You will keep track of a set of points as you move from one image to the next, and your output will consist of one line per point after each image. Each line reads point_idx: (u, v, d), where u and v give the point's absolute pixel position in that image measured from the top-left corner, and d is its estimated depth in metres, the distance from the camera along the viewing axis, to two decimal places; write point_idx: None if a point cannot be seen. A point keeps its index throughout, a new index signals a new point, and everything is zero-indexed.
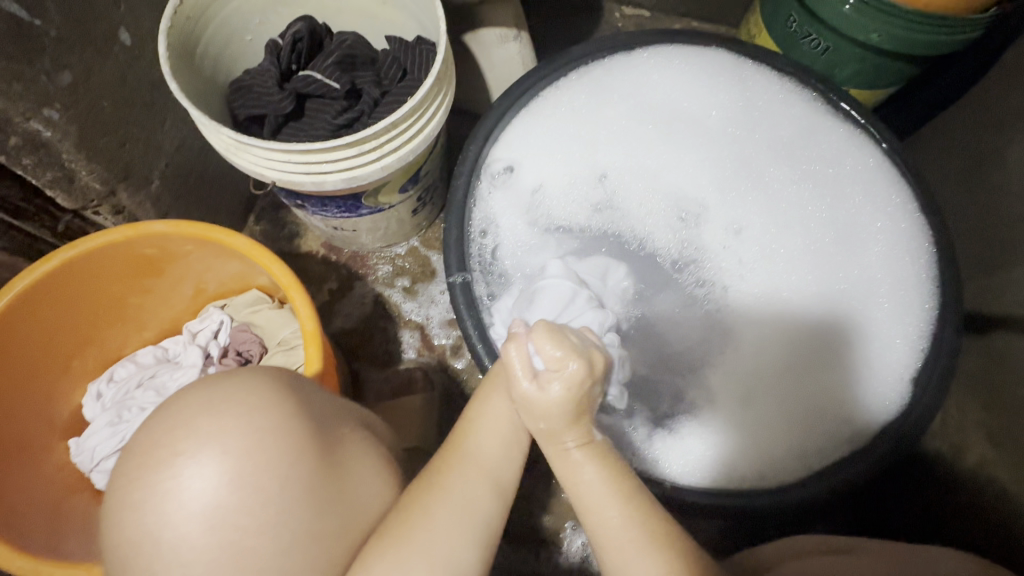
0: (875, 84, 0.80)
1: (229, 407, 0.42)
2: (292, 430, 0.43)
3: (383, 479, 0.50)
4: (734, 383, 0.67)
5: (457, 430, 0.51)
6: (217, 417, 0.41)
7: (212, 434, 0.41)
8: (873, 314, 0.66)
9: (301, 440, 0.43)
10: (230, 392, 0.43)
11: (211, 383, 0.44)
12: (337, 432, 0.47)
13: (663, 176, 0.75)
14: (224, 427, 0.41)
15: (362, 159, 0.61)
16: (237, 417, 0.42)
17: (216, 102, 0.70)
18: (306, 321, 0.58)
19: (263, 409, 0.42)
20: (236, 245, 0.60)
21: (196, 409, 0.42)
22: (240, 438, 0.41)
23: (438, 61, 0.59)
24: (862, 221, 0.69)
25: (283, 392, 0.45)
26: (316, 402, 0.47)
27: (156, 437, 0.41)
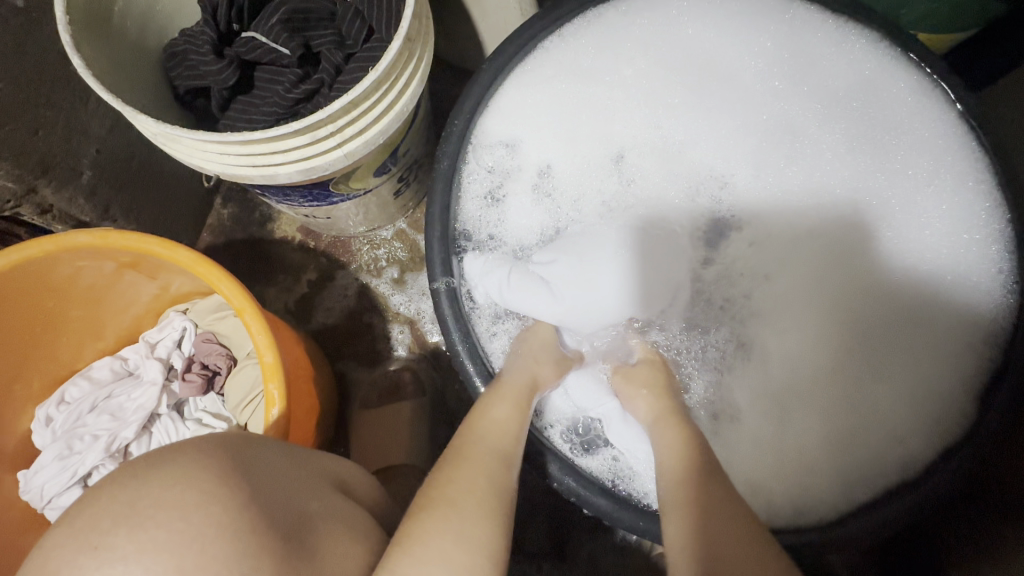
0: (951, 28, 0.65)
1: (155, 509, 0.33)
2: (241, 524, 0.34)
3: (365, 536, 0.42)
4: (771, 397, 0.57)
5: (474, 414, 0.52)
6: (136, 529, 0.32)
7: (146, 545, 0.32)
8: (938, 315, 0.55)
9: (257, 533, 0.34)
10: (167, 481, 0.34)
11: (136, 469, 0.36)
12: (305, 504, 0.39)
13: (686, 154, 0.62)
14: (152, 536, 0.32)
15: (319, 147, 0.49)
16: (167, 524, 0.33)
17: (150, 71, 0.58)
18: (266, 352, 0.50)
19: (208, 499, 0.34)
20: (178, 258, 0.51)
21: (123, 509, 0.33)
22: (178, 545, 0.32)
23: (405, 17, 0.46)
24: (935, 199, 0.57)
25: (229, 472, 0.36)
26: (273, 469, 0.40)
27: (71, 552, 0.32)
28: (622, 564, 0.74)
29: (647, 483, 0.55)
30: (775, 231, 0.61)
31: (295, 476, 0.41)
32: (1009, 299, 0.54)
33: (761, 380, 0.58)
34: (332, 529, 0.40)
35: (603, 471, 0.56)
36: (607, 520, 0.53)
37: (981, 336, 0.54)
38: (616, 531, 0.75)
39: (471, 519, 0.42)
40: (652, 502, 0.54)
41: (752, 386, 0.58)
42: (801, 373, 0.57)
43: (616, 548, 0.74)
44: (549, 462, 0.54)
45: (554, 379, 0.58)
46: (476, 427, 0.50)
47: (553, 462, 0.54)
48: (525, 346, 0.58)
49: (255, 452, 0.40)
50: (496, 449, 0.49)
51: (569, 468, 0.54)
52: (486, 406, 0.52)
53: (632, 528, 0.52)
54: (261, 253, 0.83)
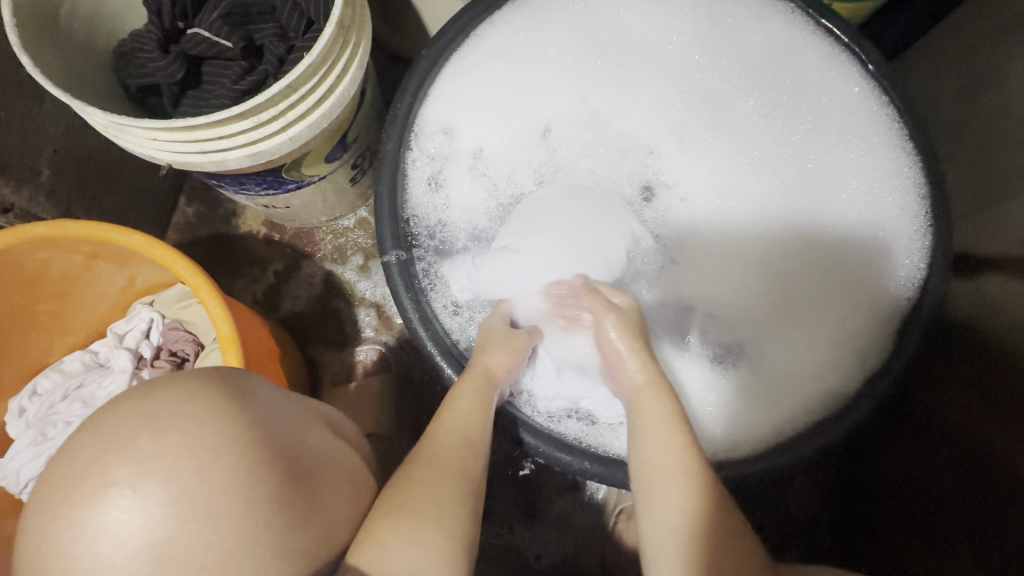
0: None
1: (173, 418, 0.36)
2: (251, 437, 0.37)
3: (353, 476, 0.46)
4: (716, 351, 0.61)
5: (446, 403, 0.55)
6: (158, 435, 0.35)
7: (164, 448, 0.35)
8: (858, 259, 0.59)
9: (264, 447, 0.38)
10: (179, 397, 0.37)
11: (149, 388, 0.38)
12: None
13: (613, 124, 0.66)
14: (172, 442, 0.35)
15: (262, 132, 0.53)
16: (184, 431, 0.35)
17: (101, 72, 0.60)
18: (223, 325, 0.53)
19: (222, 414, 0.37)
20: (134, 244, 0.54)
21: (140, 418, 0.35)
22: (195, 450, 0.35)
23: (335, 4, 0.50)
24: (842, 153, 0.62)
25: (236, 396, 0.39)
26: (275, 403, 0.42)
27: (83, 460, 0.35)
28: (588, 522, 0.78)
29: (623, 440, 0.58)
30: (697, 189, 0.65)
31: (295, 409, 0.44)
32: (909, 237, 0.58)
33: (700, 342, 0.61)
34: (325, 461, 0.43)
35: (584, 435, 0.58)
36: (565, 469, 0.56)
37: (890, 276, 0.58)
38: (582, 491, 0.79)
39: (447, 507, 0.47)
40: None
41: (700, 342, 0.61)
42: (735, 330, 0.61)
43: (583, 507, 0.78)
44: (523, 432, 0.57)
45: (519, 372, 0.58)
46: (443, 420, 0.54)
47: (529, 434, 0.57)
48: (488, 329, 0.59)
49: (257, 384, 0.43)
50: (467, 440, 0.53)
51: (545, 434, 0.56)
52: (455, 399, 0.54)
53: (591, 475, 0.55)
54: (227, 247, 0.86)
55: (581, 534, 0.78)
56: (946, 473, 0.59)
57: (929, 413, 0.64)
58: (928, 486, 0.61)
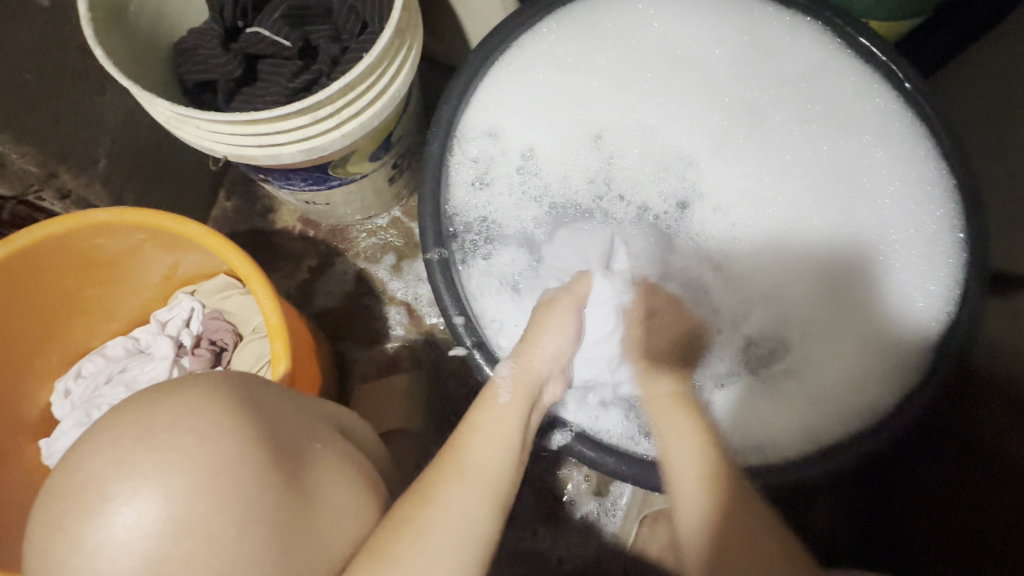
0: (898, 16, 0.72)
1: (174, 435, 0.37)
2: (248, 453, 0.38)
3: (358, 486, 0.47)
4: (760, 360, 0.61)
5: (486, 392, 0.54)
6: (154, 450, 0.36)
7: (164, 464, 0.36)
8: (897, 266, 0.60)
9: (262, 462, 0.39)
10: (180, 410, 0.38)
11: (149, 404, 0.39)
12: (302, 449, 0.43)
13: (657, 135, 0.68)
14: (171, 458, 0.36)
15: (318, 128, 0.54)
16: (181, 448, 0.36)
17: (161, 66, 0.62)
18: (272, 314, 0.55)
19: (219, 429, 0.38)
20: (187, 233, 0.55)
21: (140, 433, 0.37)
22: (193, 466, 0.36)
23: (396, 9, 0.52)
24: (879, 159, 0.62)
25: (237, 406, 0.40)
26: (275, 411, 0.43)
27: (90, 470, 0.36)
28: (611, 529, 0.78)
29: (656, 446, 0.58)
30: (741, 211, 0.65)
31: (296, 418, 0.45)
32: (947, 256, 0.58)
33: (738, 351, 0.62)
34: (324, 470, 0.44)
35: (620, 437, 0.58)
36: (594, 467, 0.56)
37: (929, 298, 0.58)
38: (605, 496, 0.79)
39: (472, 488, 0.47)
40: None
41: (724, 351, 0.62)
42: (781, 337, 0.62)
43: (606, 513, 0.78)
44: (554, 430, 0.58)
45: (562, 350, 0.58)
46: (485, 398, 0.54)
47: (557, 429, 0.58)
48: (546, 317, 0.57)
49: (262, 392, 0.44)
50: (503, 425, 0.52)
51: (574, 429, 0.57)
52: (498, 386, 0.54)
53: (617, 474, 0.55)
54: (263, 242, 0.87)
55: (603, 540, 0.78)
56: (976, 487, 0.59)
57: (953, 434, 0.64)
58: (951, 504, 0.61)
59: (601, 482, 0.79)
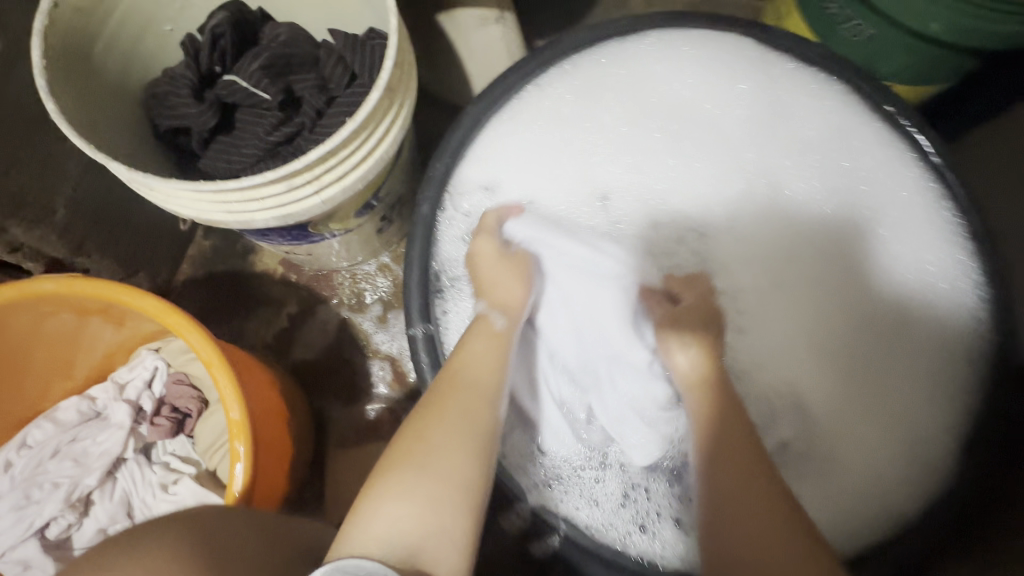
0: (925, 81, 0.68)
1: None
2: None
3: None
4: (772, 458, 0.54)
5: (477, 325, 0.52)
6: None
7: None
8: (922, 358, 0.54)
9: None
10: None
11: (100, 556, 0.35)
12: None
13: (667, 200, 0.60)
14: None
15: (295, 195, 0.49)
16: None
17: (129, 111, 0.57)
18: (234, 407, 0.49)
19: None
20: (144, 307, 0.49)
21: None
22: None
23: (384, 69, 0.46)
24: (905, 238, 0.57)
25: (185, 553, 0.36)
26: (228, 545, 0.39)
27: None
28: None
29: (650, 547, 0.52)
30: (755, 300, 0.58)
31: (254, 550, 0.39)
32: (972, 349, 0.54)
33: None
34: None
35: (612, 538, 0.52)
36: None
37: (953, 397, 0.53)
38: None
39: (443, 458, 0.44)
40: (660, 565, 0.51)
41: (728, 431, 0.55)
42: (801, 432, 0.54)
43: None
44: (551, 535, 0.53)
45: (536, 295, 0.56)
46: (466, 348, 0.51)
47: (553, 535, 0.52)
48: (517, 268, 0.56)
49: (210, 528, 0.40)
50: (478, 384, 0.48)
51: (566, 533, 0.52)
52: (488, 316, 0.53)
53: None
54: (241, 285, 0.82)
55: None
56: None
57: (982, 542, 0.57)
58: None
59: None
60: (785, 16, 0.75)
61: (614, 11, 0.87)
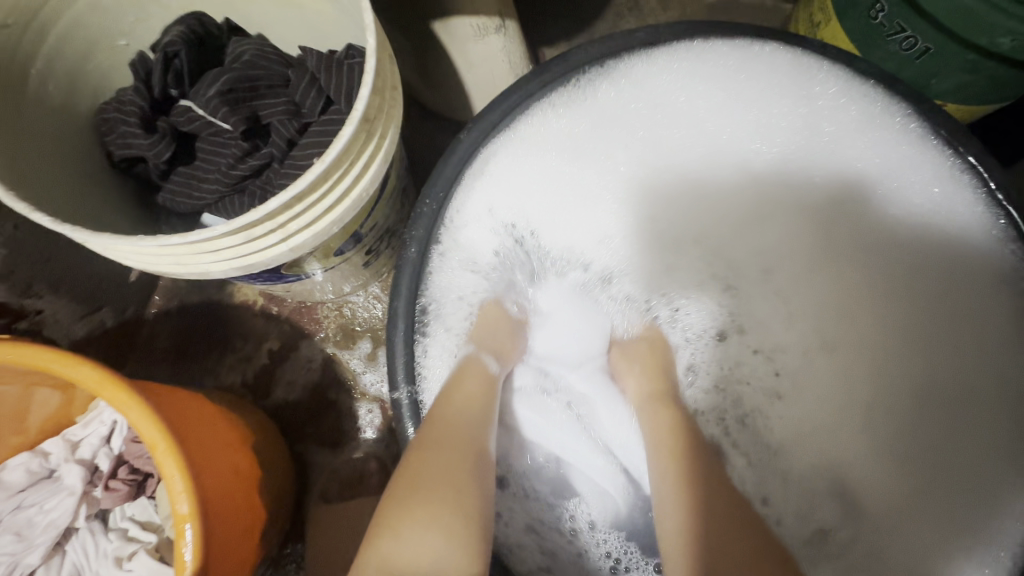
0: (984, 100, 0.60)
1: None
2: None
3: None
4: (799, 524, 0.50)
5: (469, 365, 0.51)
6: None
7: None
8: (977, 424, 0.47)
9: None
10: None
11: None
12: None
13: (685, 240, 0.57)
14: None
15: (256, 244, 0.42)
16: None
17: (74, 138, 0.50)
18: (183, 495, 0.43)
19: None
20: (79, 377, 0.43)
21: None
22: None
23: (358, 100, 0.39)
24: (954, 288, 0.50)
25: None
26: None
27: None
28: None
29: None
30: (789, 360, 0.54)
31: None
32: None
33: (796, 529, 0.50)
34: None
35: None
36: None
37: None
38: None
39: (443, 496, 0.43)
40: None
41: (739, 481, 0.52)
42: (828, 495, 0.50)
43: None
44: None
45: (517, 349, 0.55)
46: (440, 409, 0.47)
47: None
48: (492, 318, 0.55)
49: None
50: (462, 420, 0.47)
51: None
52: (480, 358, 0.52)
53: None
54: (217, 318, 0.75)
55: None
56: None
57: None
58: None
59: None
60: (820, 25, 0.66)
61: (626, 18, 0.79)
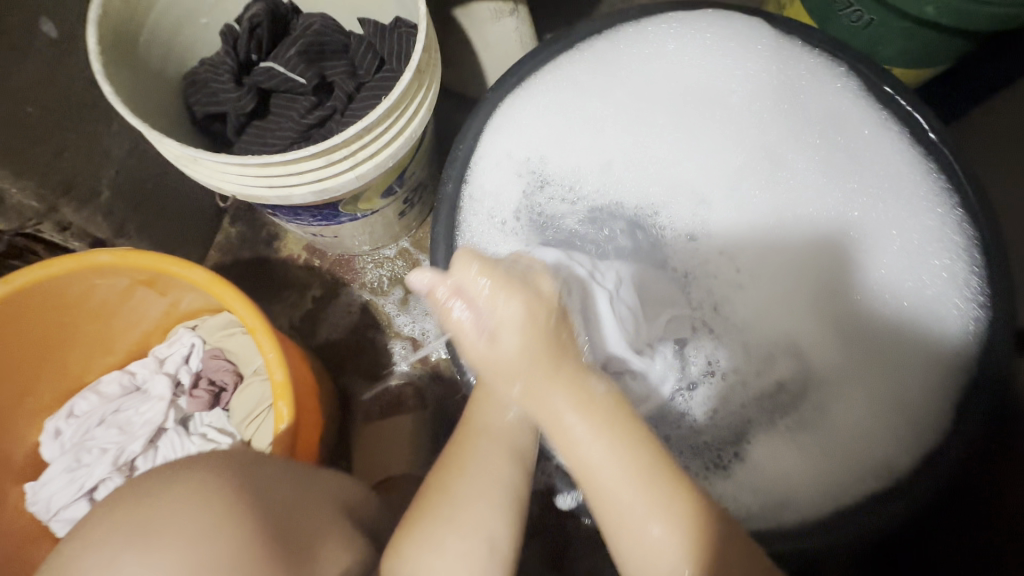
0: (924, 63, 0.71)
1: (174, 526, 0.34)
2: (247, 532, 0.36)
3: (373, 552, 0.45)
4: (761, 402, 0.59)
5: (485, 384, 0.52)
6: (150, 536, 0.34)
7: (158, 556, 0.33)
8: (909, 317, 0.57)
9: (267, 549, 0.36)
10: (180, 495, 0.36)
11: (153, 482, 0.36)
12: (311, 529, 0.40)
13: (669, 170, 0.65)
14: (168, 552, 0.34)
15: (332, 170, 0.52)
16: (180, 534, 0.34)
17: (171, 98, 0.61)
18: (277, 370, 0.53)
19: (223, 515, 0.35)
20: (194, 278, 0.54)
21: (136, 518, 0.34)
22: (194, 553, 0.34)
23: (417, 51, 0.50)
24: (889, 208, 0.59)
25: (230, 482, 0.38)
26: (275, 489, 0.41)
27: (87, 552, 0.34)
28: None
29: None
30: (748, 261, 0.62)
31: (302, 495, 0.42)
32: (964, 307, 0.55)
33: (767, 397, 0.58)
34: (335, 547, 0.41)
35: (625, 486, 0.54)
36: None
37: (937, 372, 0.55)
38: None
39: (467, 527, 0.42)
40: None
41: (699, 368, 0.60)
42: (784, 380, 0.59)
43: None
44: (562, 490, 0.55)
45: None
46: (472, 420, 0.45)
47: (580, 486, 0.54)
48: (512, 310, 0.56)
49: (259, 471, 0.41)
50: (491, 435, 0.45)
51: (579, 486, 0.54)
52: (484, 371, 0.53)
53: None
54: (265, 270, 0.85)
55: None
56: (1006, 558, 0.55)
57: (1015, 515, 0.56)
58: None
59: None
60: (787, 5, 0.78)
61: (620, 6, 0.91)
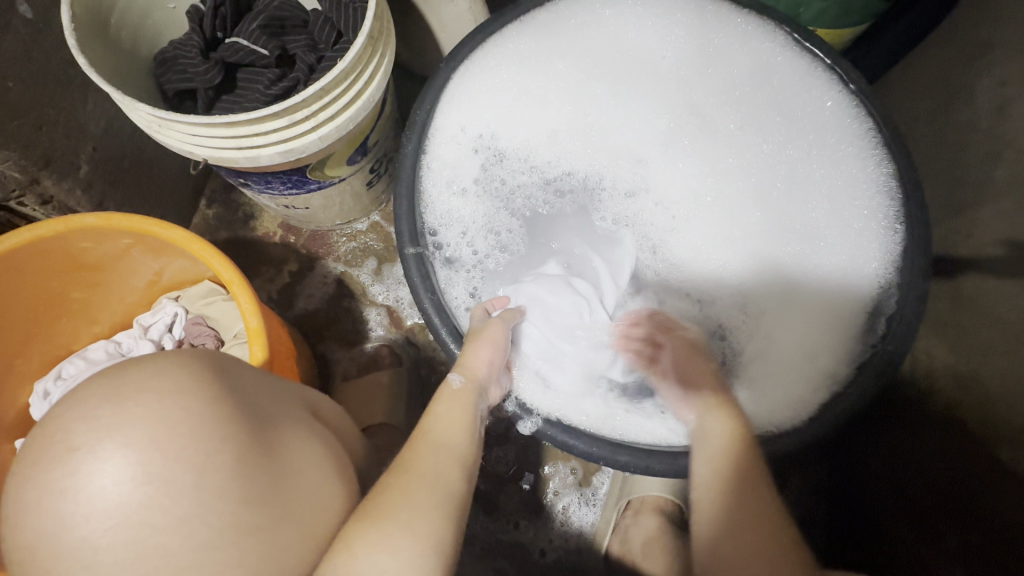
0: (844, 23, 0.75)
1: (139, 397, 0.38)
2: (207, 411, 0.39)
3: (328, 466, 0.48)
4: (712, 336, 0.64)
5: (452, 394, 0.55)
6: (118, 406, 0.38)
7: (125, 420, 0.37)
8: (842, 252, 0.61)
9: (224, 420, 0.40)
10: (150, 372, 0.40)
11: (122, 367, 0.41)
12: (269, 419, 0.44)
13: (608, 135, 0.70)
14: (133, 419, 0.37)
15: (295, 129, 0.57)
16: (145, 403, 0.38)
17: (141, 76, 0.65)
18: (251, 318, 0.58)
19: (184, 391, 0.39)
20: (174, 238, 0.59)
21: (108, 393, 0.38)
22: (156, 421, 0.38)
23: (366, 17, 0.54)
24: (817, 156, 0.63)
25: (207, 369, 0.42)
26: (246, 387, 0.45)
27: (59, 425, 0.38)
28: (590, 518, 0.80)
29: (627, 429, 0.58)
30: (685, 205, 0.68)
31: (262, 393, 0.46)
32: (884, 241, 0.59)
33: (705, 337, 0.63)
34: (292, 441, 0.45)
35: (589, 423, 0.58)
36: (565, 451, 0.57)
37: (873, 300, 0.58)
38: (585, 487, 0.81)
39: (420, 509, 0.45)
40: (636, 439, 0.57)
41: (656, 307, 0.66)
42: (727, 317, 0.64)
43: (586, 502, 0.80)
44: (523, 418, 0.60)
45: (501, 363, 0.58)
46: (426, 425, 0.53)
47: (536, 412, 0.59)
48: (490, 331, 0.57)
49: (229, 364, 0.46)
50: (447, 447, 0.51)
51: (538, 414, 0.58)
52: (452, 379, 0.56)
53: (587, 455, 0.56)
54: (242, 249, 0.89)
55: (584, 529, 0.80)
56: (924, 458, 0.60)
57: (934, 429, 0.60)
58: (933, 480, 0.57)
59: (582, 473, 0.81)
60: None
61: None
